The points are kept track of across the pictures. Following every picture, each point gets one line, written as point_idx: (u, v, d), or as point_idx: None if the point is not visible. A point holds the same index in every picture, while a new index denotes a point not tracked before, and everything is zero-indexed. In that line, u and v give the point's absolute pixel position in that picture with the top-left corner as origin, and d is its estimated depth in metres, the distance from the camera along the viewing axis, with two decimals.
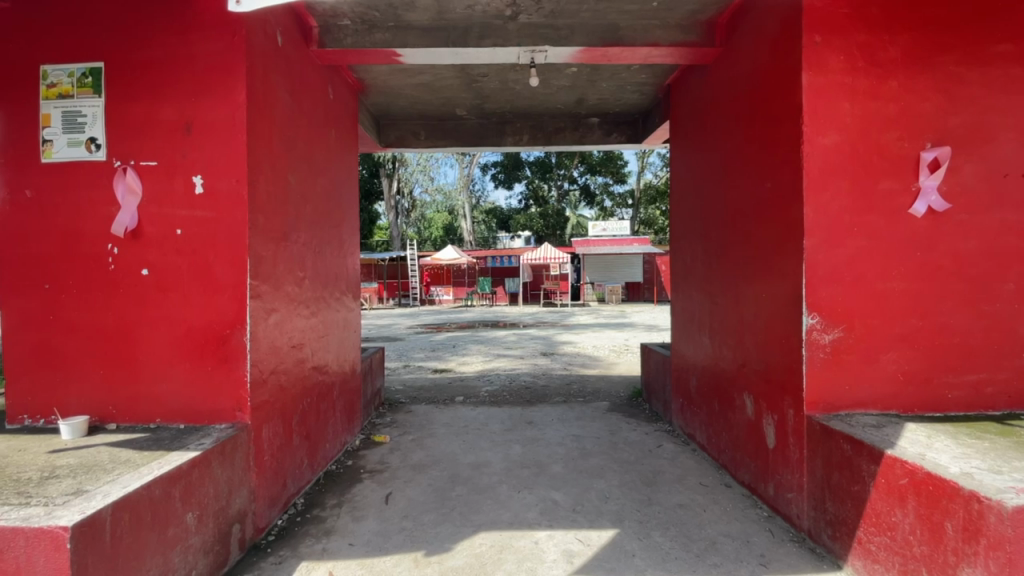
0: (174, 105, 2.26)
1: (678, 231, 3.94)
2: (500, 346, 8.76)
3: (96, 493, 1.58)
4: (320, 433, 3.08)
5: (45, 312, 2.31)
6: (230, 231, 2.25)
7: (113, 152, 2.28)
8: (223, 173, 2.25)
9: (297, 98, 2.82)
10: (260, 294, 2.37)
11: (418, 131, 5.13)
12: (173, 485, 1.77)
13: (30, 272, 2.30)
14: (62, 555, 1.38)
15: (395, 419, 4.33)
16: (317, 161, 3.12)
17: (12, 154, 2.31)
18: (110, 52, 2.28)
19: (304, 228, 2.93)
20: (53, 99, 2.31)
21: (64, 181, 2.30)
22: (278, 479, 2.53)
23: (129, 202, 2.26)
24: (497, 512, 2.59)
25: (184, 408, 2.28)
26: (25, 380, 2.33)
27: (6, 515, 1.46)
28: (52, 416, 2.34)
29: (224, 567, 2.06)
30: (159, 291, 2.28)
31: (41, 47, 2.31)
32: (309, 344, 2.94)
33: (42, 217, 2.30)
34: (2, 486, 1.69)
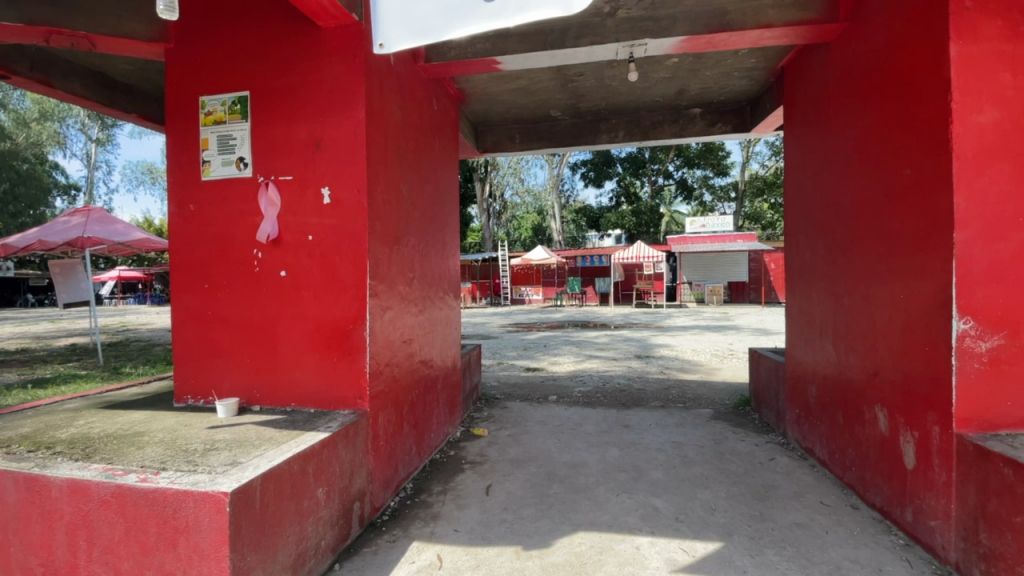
0: (306, 125, 2.54)
1: (793, 227, 3.63)
2: (592, 347, 8.68)
3: (248, 465, 1.83)
4: (426, 423, 3.27)
5: (205, 308, 2.71)
6: (352, 235, 2.48)
7: (257, 170, 2.62)
8: (346, 184, 2.49)
9: (407, 111, 3.03)
10: (377, 293, 2.58)
11: (514, 135, 5.27)
12: (307, 462, 1.99)
13: (194, 274, 2.72)
14: (222, 517, 1.60)
15: (492, 414, 4.47)
16: (424, 168, 3.32)
17: (182, 174, 2.75)
18: (255, 82, 2.62)
19: (413, 232, 3.14)
20: (210, 126, 2.70)
21: (220, 196, 2.68)
22: (391, 464, 2.73)
23: (270, 212, 2.59)
24: (595, 514, 2.57)
25: (314, 394, 2.56)
26: (190, 365, 2.76)
27: (180, 479, 1.74)
28: (210, 397, 2.75)
29: (346, 540, 2.28)
30: (294, 289, 2.57)
31: (202, 82, 2.72)
32: (417, 339, 3.15)
33: (203, 228, 2.70)
34: (176, 454, 2.01)
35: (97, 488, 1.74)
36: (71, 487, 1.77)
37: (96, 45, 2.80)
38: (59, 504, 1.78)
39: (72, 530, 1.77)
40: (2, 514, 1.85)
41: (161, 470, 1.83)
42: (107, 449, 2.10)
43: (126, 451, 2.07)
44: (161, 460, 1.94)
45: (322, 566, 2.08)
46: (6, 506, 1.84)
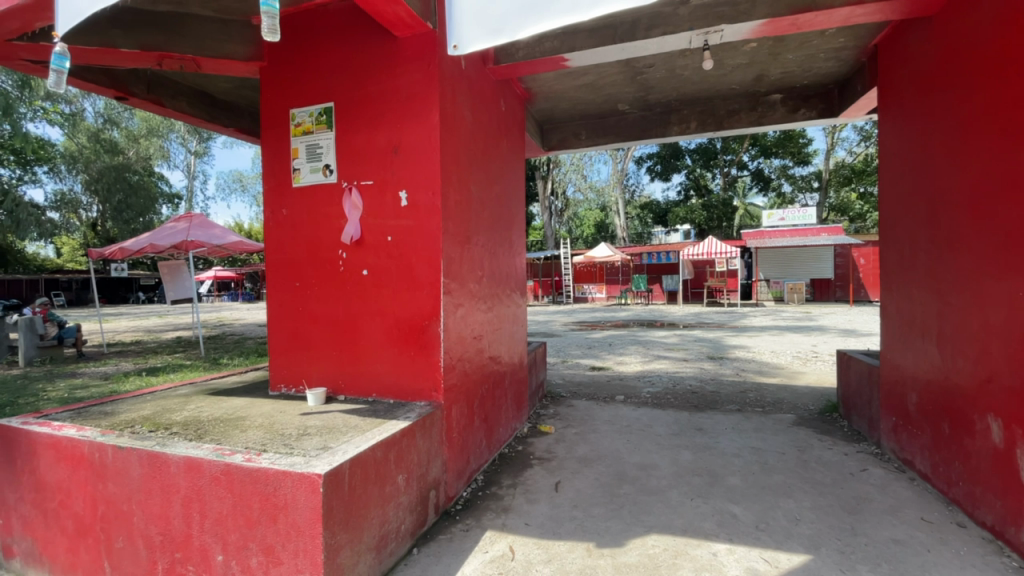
0: (384, 132, 2.68)
1: (889, 218, 3.33)
2: (660, 347, 8.42)
3: (338, 450, 1.98)
4: (495, 417, 3.35)
5: (296, 305, 2.94)
6: (428, 235, 2.59)
7: (341, 176, 2.80)
8: (422, 187, 2.60)
9: (477, 113, 3.11)
10: (450, 291, 2.68)
11: (580, 132, 5.24)
12: (389, 450, 2.11)
13: (287, 273, 2.95)
14: (316, 496, 1.74)
15: (558, 412, 4.48)
16: (492, 168, 3.39)
17: (276, 181, 2.99)
18: (339, 93, 2.80)
19: (483, 231, 3.22)
20: (299, 136, 2.92)
21: (308, 201, 2.90)
22: (464, 455, 2.82)
23: (353, 214, 2.76)
24: (669, 517, 2.51)
25: (394, 386, 2.70)
26: (283, 357, 3.01)
27: (279, 460, 1.91)
28: (300, 387, 2.98)
29: (423, 526, 2.39)
30: (374, 287, 2.73)
31: (291, 96, 2.95)
32: (487, 335, 3.22)
33: (294, 231, 2.93)
34: (274, 438, 2.20)
35: (209, 466, 1.94)
36: (187, 464, 1.98)
37: (202, 67, 3.11)
38: (176, 478, 2.01)
39: (188, 503, 1.99)
40: (132, 485, 2.11)
41: (262, 452, 2.01)
42: (215, 432, 2.34)
43: (231, 434, 2.30)
44: (261, 443, 2.13)
45: (402, 549, 2.20)
46: (134, 478, 2.10)
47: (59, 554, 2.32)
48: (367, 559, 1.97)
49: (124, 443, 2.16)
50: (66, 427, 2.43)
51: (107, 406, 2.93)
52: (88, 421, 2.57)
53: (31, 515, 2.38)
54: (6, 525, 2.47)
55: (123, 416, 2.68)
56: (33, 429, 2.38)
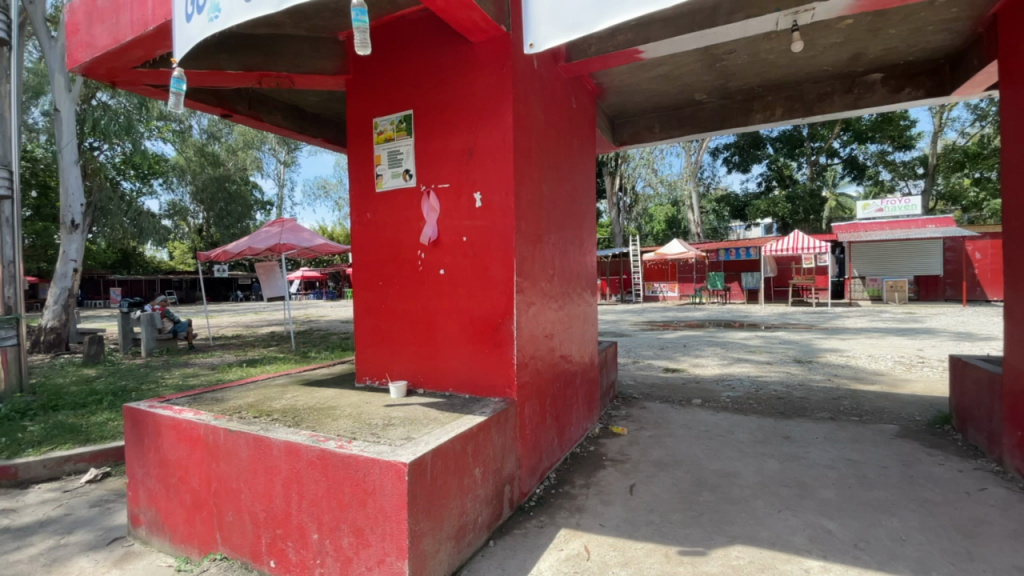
0: (460, 135, 2.77)
1: (1013, 206, 2.94)
2: (740, 349, 7.98)
3: (420, 440, 2.08)
4: (567, 416, 3.34)
5: (379, 303, 3.12)
6: (501, 235, 2.65)
7: (420, 180, 2.93)
8: (495, 188, 2.66)
9: (549, 112, 3.12)
10: (523, 290, 2.71)
11: (653, 124, 5.10)
12: (467, 443, 2.19)
13: (371, 273, 3.14)
14: (402, 484, 1.84)
15: (631, 413, 4.39)
16: (563, 166, 3.38)
17: (361, 187, 3.19)
18: (417, 101, 2.93)
19: (554, 230, 3.22)
20: (382, 143, 3.08)
21: (390, 205, 3.06)
22: (537, 453, 2.85)
23: (431, 217, 2.88)
24: (754, 529, 2.39)
25: (469, 382, 2.79)
26: (368, 351, 3.22)
27: (369, 447, 2.04)
28: (383, 380, 3.16)
29: (499, 520, 2.45)
30: (450, 286, 2.83)
31: (374, 106, 3.12)
32: (558, 334, 3.23)
33: (377, 234, 3.12)
34: (362, 427, 2.35)
35: (307, 450, 2.11)
36: (287, 448, 2.17)
37: (296, 83, 3.38)
38: (278, 461, 2.20)
39: (287, 483, 2.18)
40: (239, 465, 2.34)
41: (353, 440, 2.16)
42: (310, 419, 2.54)
43: (324, 422, 2.49)
44: (351, 432, 2.29)
45: (479, 541, 2.27)
46: (241, 459, 2.33)
47: (179, 524, 2.62)
48: (446, 547, 2.05)
49: (233, 427, 2.40)
50: (185, 410, 2.74)
51: (217, 393, 3.27)
52: (203, 406, 2.88)
53: (157, 487, 2.71)
54: (136, 495, 2.82)
55: (231, 402, 2.98)
56: (159, 412, 2.70)
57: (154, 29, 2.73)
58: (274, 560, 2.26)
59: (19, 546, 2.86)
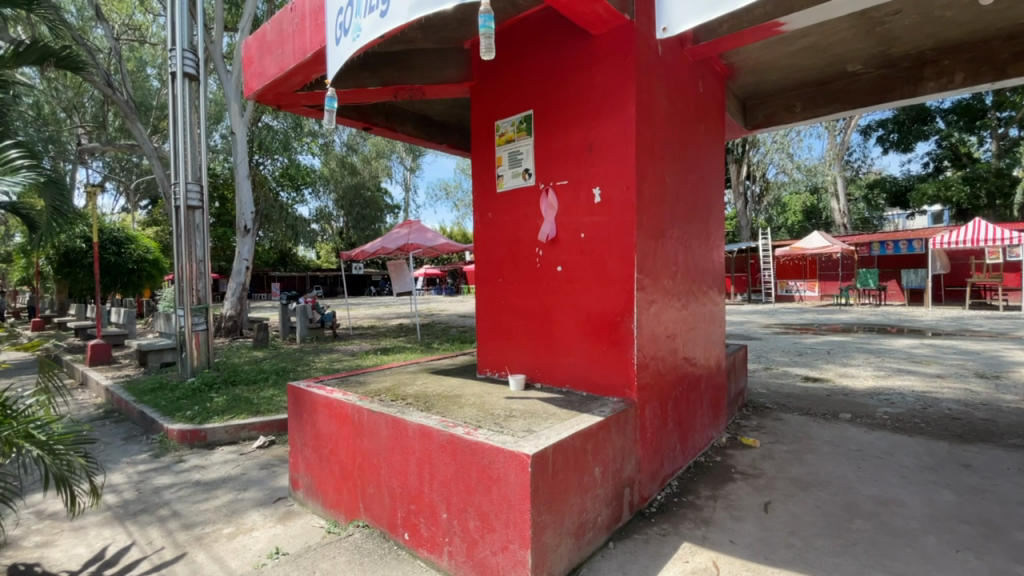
0: (579, 131, 2.76)
1: None
2: (900, 358, 6.85)
3: (542, 434, 2.12)
4: (690, 422, 3.16)
5: (499, 298, 3.25)
6: (621, 230, 2.58)
7: (539, 178, 2.98)
8: (616, 182, 2.59)
9: (674, 99, 2.95)
10: (644, 287, 2.61)
11: (794, 103, 4.59)
12: (587, 440, 2.18)
13: (492, 269, 3.29)
14: (525, 474, 1.90)
15: (764, 424, 4.01)
16: (688, 156, 3.18)
17: (484, 187, 3.35)
18: (537, 100, 2.98)
19: (678, 223, 3.05)
20: (503, 145, 3.19)
21: (510, 204, 3.16)
22: (658, 458, 2.73)
23: (549, 214, 2.91)
24: (922, 568, 2.04)
25: (586, 380, 2.77)
26: (489, 345, 3.36)
27: (493, 436, 2.14)
28: (503, 373, 3.29)
29: (618, 522, 2.40)
30: (568, 282, 2.83)
31: (497, 109, 3.24)
32: (681, 335, 3.06)
33: (497, 232, 3.25)
34: (486, 417, 2.46)
35: (438, 434, 2.27)
36: (421, 431, 2.35)
37: (426, 93, 3.63)
38: (412, 441, 2.39)
39: (420, 463, 2.36)
40: (380, 442, 2.59)
41: (478, 428, 2.27)
42: (438, 406, 2.72)
43: (451, 409, 2.65)
44: (476, 420, 2.41)
45: (598, 541, 2.25)
46: (382, 437, 2.57)
47: (329, 490, 2.99)
48: (567, 542, 2.08)
49: (375, 407, 2.67)
50: (335, 391, 3.11)
51: (359, 377, 3.65)
52: (349, 387, 3.24)
53: (311, 457, 3.11)
54: (295, 462, 3.27)
55: (372, 385, 3.31)
56: (315, 391, 3.10)
57: (310, 56, 3.12)
58: (408, 532, 2.47)
59: (210, 496, 3.48)
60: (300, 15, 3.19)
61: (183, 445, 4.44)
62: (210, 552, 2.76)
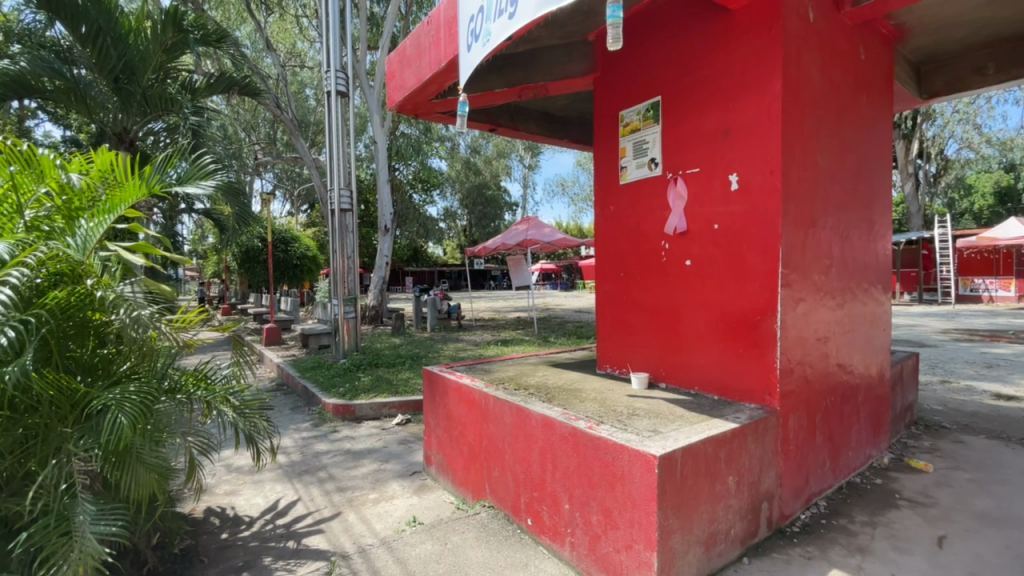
0: (713, 114, 2.57)
1: None
2: None
3: (669, 436, 2.04)
4: (843, 437, 2.79)
5: (621, 294, 3.19)
6: (762, 220, 2.36)
7: (667, 168, 2.85)
8: (757, 167, 2.38)
9: (827, 70, 2.61)
10: (790, 284, 2.37)
11: (988, 63, 3.77)
12: (720, 447, 2.05)
13: (615, 263, 3.23)
14: (651, 475, 1.84)
15: (937, 446, 3.40)
16: (846, 135, 2.79)
17: (607, 180, 3.30)
18: (666, 86, 2.85)
19: (832, 212, 2.70)
20: (628, 135, 3.11)
21: (635, 196, 3.08)
22: (802, 473, 2.46)
23: (678, 205, 2.77)
24: None
25: (718, 382, 2.60)
26: (609, 341, 3.32)
27: (617, 433, 2.11)
28: (625, 370, 3.22)
29: (754, 537, 2.22)
30: (699, 277, 2.67)
31: (622, 99, 3.16)
32: (834, 338, 2.71)
33: (620, 225, 3.18)
34: (608, 413, 2.44)
35: (561, 426, 2.30)
36: (544, 421, 2.40)
37: (549, 89, 3.67)
38: (535, 430, 2.46)
39: (543, 452, 2.41)
40: (504, 429, 2.70)
41: (601, 423, 2.26)
42: (560, 398, 2.76)
43: (573, 402, 2.67)
44: (598, 415, 2.40)
45: (731, 554, 2.10)
46: (506, 424, 2.68)
47: (458, 469, 3.20)
48: (696, 551, 1.97)
49: (500, 395, 2.79)
50: (463, 377, 3.31)
51: (485, 365, 3.85)
52: (476, 375, 3.43)
53: (443, 436, 3.36)
54: (429, 440, 3.56)
55: (496, 374, 3.46)
56: (446, 376, 3.34)
57: (444, 65, 3.34)
58: (531, 518, 2.55)
59: (358, 464, 3.94)
60: (436, 27, 3.42)
61: (337, 418, 5.08)
62: (359, 513, 3.14)
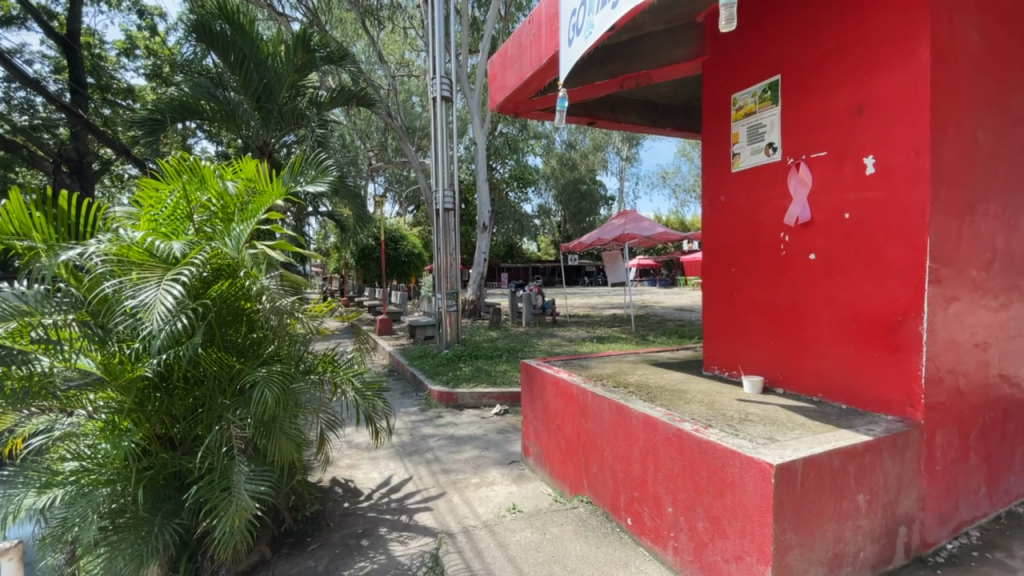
0: (845, 91, 2.31)
1: None
2: None
3: (788, 445, 1.88)
4: (1006, 459, 2.38)
5: (732, 290, 3.01)
6: (904, 207, 2.08)
7: (787, 153, 2.62)
8: (898, 148, 2.10)
9: (990, 31, 2.23)
10: (940, 280, 2.06)
11: None
12: (849, 461, 1.85)
13: (725, 258, 3.06)
14: (767, 485, 1.72)
15: None
16: (1014, 105, 2.36)
17: (717, 169, 3.12)
18: (785, 64, 2.62)
19: (995, 197, 2.30)
20: (742, 119, 2.91)
21: (749, 185, 2.88)
22: (950, 497, 2.14)
23: (800, 193, 2.54)
24: None
25: (846, 389, 2.35)
26: (718, 340, 3.16)
27: (727, 438, 2.00)
28: (735, 371, 3.04)
29: (889, 564, 1.98)
30: (826, 273, 2.43)
31: (734, 81, 2.98)
32: (996, 344, 2.32)
33: (732, 216, 3.00)
34: (716, 416, 2.32)
35: (664, 427, 2.23)
36: (646, 420, 2.34)
37: (653, 77, 3.64)
38: (636, 430, 2.41)
39: (645, 452, 2.36)
40: (603, 426, 2.68)
41: (709, 427, 2.15)
42: (663, 398, 2.67)
43: (676, 403, 2.57)
44: (706, 418, 2.29)
45: None
46: (605, 420, 2.66)
47: (556, 462, 3.23)
48: (818, 571, 1.81)
49: (599, 392, 2.77)
50: (562, 371, 3.34)
51: (582, 361, 3.84)
52: (573, 370, 3.44)
53: (540, 428, 3.42)
54: (527, 431, 3.64)
55: (594, 370, 3.44)
56: (544, 370, 3.40)
57: (546, 62, 3.36)
58: (631, 517, 2.50)
59: (460, 449, 4.14)
60: (538, 25, 3.45)
61: (441, 404, 5.40)
62: (463, 495, 3.31)
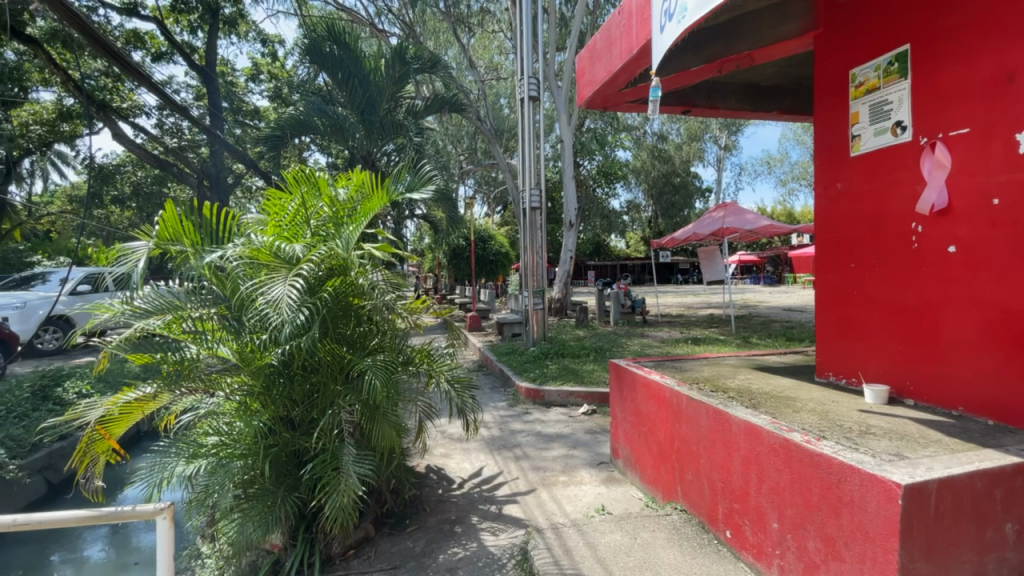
0: (992, 57, 1.98)
1: None
2: None
3: (920, 463, 1.66)
4: None
5: (851, 288, 2.72)
6: None
7: (919, 131, 2.30)
8: None
9: None
10: None
11: None
12: (996, 485, 1.59)
13: (843, 252, 2.76)
14: (892, 507, 1.53)
15: None
16: None
17: (833, 153, 2.83)
18: (916, 30, 2.30)
19: None
20: (863, 97, 2.62)
21: (872, 170, 2.57)
22: None
23: (936, 176, 2.21)
24: None
25: (994, 402, 2.02)
26: (833, 343, 2.86)
27: (844, 452, 1.80)
28: (853, 379, 2.74)
29: None
30: (969, 268, 2.10)
31: (852, 54, 2.67)
32: None
33: (851, 205, 2.70)
34: (832, 427, 2.11)
35: (769, 436, 2.07)
36: (748, 428, 2.19)
37: (755, 59, 3.39)
38: (737, 438, 2.26)
39: (746, 462, 2.20)
40: (700, 432, 2.55)
41: (823, 438, 1.95)
42: (768, 405, 2.48)
43: (784, 411, 2.37)
44: (819, 429, 2.09)
45: None
46: (702, 426, 2.53)
47: (647, 466, 3.13)
48: None
49: (695, 396, 2.64)
50: (653, 373, 3.23)
51: (676, 363, 3.68)
52: (666, 372, 3.31)
53: (630, 429, 3.33)
54: (617, 432, 3.57)
55: (688, 373, 3.28)
56: (635, 370, 3.31)
57: (637, 53, 3.27)
58: (730, 530, 2.35)
59: (549, 447, 4.17)
60: (628, 16, 3.36)
61: (529, 401, 5.47)
62: (552, 492, 3.33)
